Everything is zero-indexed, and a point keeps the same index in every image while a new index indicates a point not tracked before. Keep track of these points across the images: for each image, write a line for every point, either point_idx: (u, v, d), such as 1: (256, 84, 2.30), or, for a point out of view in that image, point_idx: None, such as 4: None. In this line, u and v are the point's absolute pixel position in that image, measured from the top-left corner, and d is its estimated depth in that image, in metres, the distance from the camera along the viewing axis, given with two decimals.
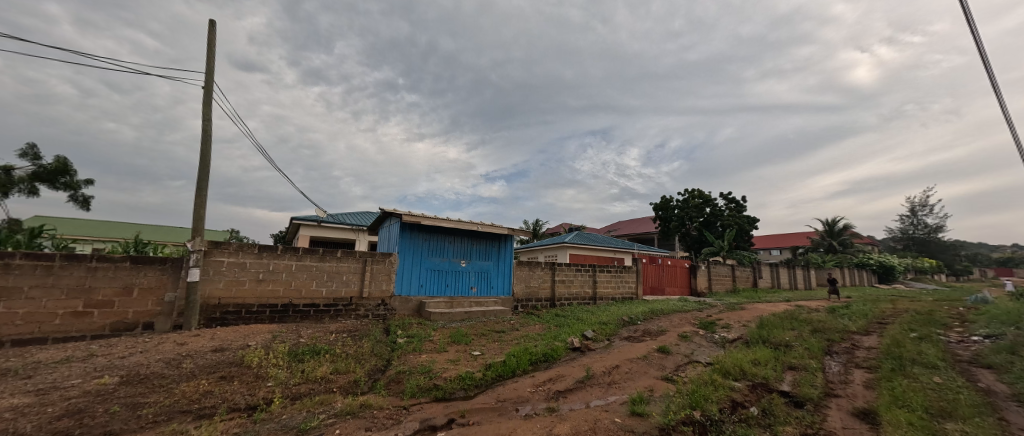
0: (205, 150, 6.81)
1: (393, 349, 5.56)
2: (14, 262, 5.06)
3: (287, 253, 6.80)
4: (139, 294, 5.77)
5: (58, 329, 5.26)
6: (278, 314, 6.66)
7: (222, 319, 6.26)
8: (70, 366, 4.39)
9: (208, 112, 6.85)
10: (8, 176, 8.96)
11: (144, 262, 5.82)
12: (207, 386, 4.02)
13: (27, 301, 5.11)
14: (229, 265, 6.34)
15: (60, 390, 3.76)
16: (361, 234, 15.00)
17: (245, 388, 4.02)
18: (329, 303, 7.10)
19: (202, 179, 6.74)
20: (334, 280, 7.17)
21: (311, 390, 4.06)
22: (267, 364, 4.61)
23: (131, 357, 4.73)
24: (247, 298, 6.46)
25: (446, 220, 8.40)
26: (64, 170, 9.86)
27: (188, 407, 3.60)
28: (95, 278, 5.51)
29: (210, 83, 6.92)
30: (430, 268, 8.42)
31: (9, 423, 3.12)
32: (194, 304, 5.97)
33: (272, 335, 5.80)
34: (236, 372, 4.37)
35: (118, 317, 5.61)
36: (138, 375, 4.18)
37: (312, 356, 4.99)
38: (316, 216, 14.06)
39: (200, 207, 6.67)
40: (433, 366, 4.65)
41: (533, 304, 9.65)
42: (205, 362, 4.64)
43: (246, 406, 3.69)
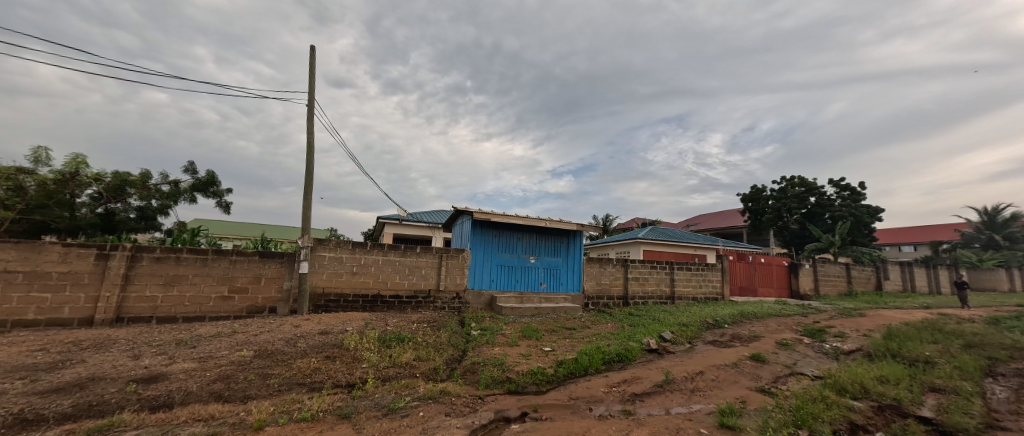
0: (309, 158, 7.78)
1: (468, 340, 5.80)
2: (181, 255, 6.32)
3: (376, 248, 7.48)
4: (265, 282, 6.83)
5: (212, 309, 6.48)
6: (369, 303, 7.38)
7: (326, 306, 7.15)
8: (217, 340, 5.37)
9: (310, 125, 7.83)
10: (176, 187, 11.22)
11: (268, 256, 6.85)
12: (317, 362, 4.61)
13: (191, 286, 6.37)
14: (330, 259, 7.19)
15: (214, 359, 4.62)
16: (437, 230, 15.98)
17: (344, 368, 4.52)
18: (411, 295, 7.66)
19: (307, 183, 7.73)
20: (414, 274, 7.71)
21: (398, 374, 4.41)
22: (361, 348, 5.12)
23: (261, 335, 5.63)
24: (344, 289, 7.26)
25: (516, 216, 8.53)
26: (212, 182, 12.04)
27: (303, 380, 4.16)
28: (234, 269, 6.64)
29: (312, 100, 7.90)
30: (500, 264, 8.62)
31: (182, 382, 3.92)
32: (305, 292, 6.89)
33: (365, 322, 6.44)
34: (338, 353, 4.94)
35: (251, 301, 6.71)
36: (267, 350, 4.95)
37: (397, 343, 5.43)
38: (398, 215, 15.31)
39: (307, 209, 7.66)
40: (506, 360, 4.73)
41: (604, 301, 9.32)
42: (315, 342, 5.33)
43: (346, 383, 4.15)
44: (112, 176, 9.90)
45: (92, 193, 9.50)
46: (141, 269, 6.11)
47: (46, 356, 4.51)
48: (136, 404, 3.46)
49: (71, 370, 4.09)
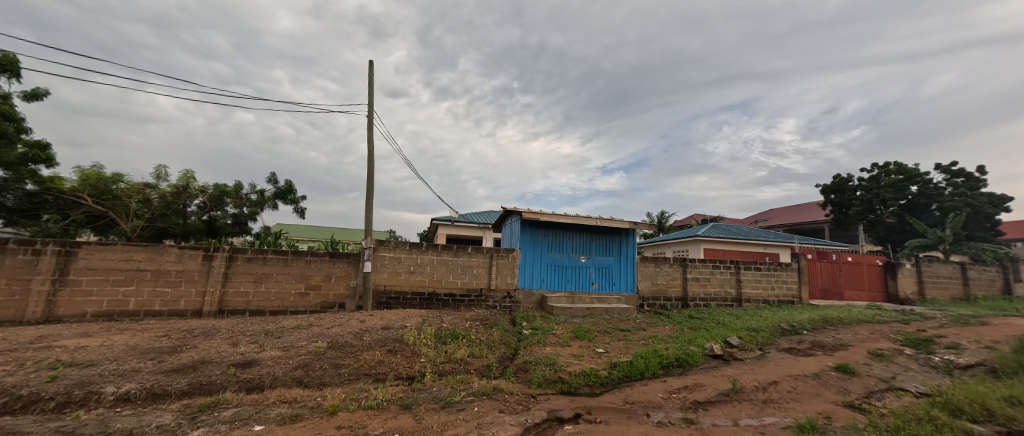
0: (369, 165, 8.34)
1: (520, 339, 5.83)
2: (267, 256, 7.09)
3: (430, 248, 7.80)
4: (335, 280, 7.43)
5: (292, 304, 7.18)
6: (426, 300, 7.72)
7: (387, 303, 7.60)
8: (297, 331, 5.95)
9: (370, 134, 8.38)
10: (262, 196, 12.62)
11: (337, 256, 7.45)
12: (381, 355, 4.91)
13: (276, 283, 7.12)
14: (390, 259, 7.64)
15: (295, 348, 5.12)
16: (487, 231, 16.29)
17: (404, 361, 4.77)
18: (464, 293, 7.88)
19: (369, 188, 8.28)
20: (467, 273, 7.92)
21: (454, 369, 4.56)
22: (419, 343, 5.37)
23: (332, 328, 6.12)
24: (403, 287, 7.67)
25: (566, 215, 8.43)
26: (290, 190, 13.38)
27: (369, 371, 4.45)
28: (309, 268, 7.30)
29: (371, 111, 8.46)
30: (550, 263, 8.56)
31: (270, 367, 4.40)
32: (369, 290, 7.39)
33: (422, 319, 6.74)
34: (398, 348, 5.22)
35: (324, 297, 7.34)
36: (338, 342, 5.38)
37: (452, 340, 5.61)
38: (451, 216, 15.84)
39: (370, 212, 8.21)
40: (558, 360, 4.69)
41: (661, 303, 8.86)
42: (378, 336, 5.68)
43: (407, 376, 4.37)
44: (214, 187, 11.34)
45: (198, 203, 11.01)
46: (236, 268, 6.96)
47: (165, 341, 5.32)
48: (236, 385, 3.96)
49: (185, 354, 4.78)
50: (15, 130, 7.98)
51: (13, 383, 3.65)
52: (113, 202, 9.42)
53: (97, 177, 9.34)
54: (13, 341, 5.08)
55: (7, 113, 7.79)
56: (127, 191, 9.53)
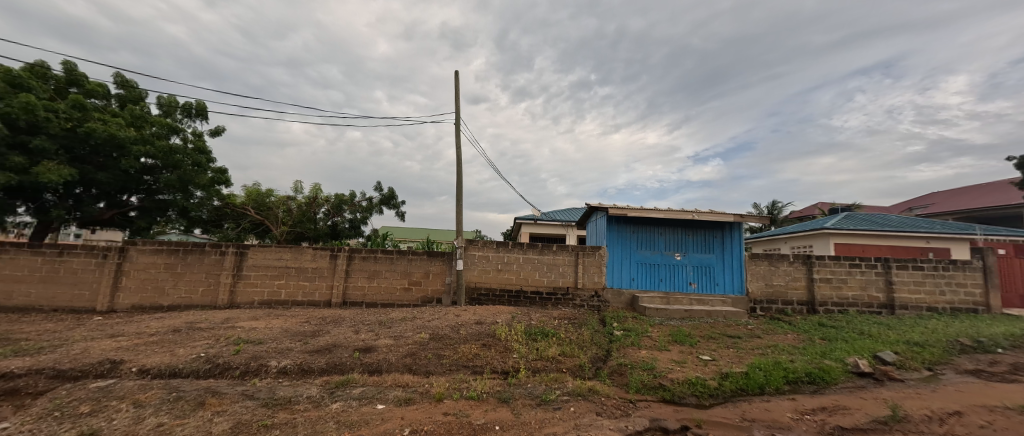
0: (458, 170, 8.90)
1: (611, 340, 5.61)
2: (377, 255, 8.08)
3: (516, 247, 8.01)
4: (432, 277, 8.10)
5: (398, 298, 8.04)
6: (514, 297, 7.93)
7: (479, 299, 8.01)
8: (404, 323, 6.64)
9: (458, 140, 8.93)
10: (371, 202, 14.40)
11: (433, 255, 8.12)
12: (477, 349, 5.20)
13: (385, 279, 8.05)
14: (479, 257, 8.06)
15: (403, 338, 5.72)
16: (571, 228, 16.08)
17: (498, 356, 4.97)
18: (550, 291, 7.88)
19: (459, 191, 8.83)
20: (552, 271, 7.91)
21: (546, 367, 4.60)
22: (510, 339, 5.55)
23: (432, 321, 6.67)
24: (493, 284, 8.01)
25: (658, 209, 7.86)
26: (392, 196, 15.01)
27: (467, 363, 4.75)
28: (411, 265, 8.09)
29: (458, 118, 9.02)
30: (641, 262, 8.08)
31: (385, 354, 4.99)
32: (463, 286, 7.88)
33: (511, 315, 6.94)
34: (492, 342, 5.46)
35: (423, 292, 8.05)
36: (438, 334, 5.85)
37: (542, 337, 5.66)
38: (534, 215, 16.03)
39: (460, 214, 8.75)
40: (656, 365, 4.39)
41: (780, 307, 7.67)
42: (472, 331, 6.02)
43: (502, 370, 4.55)
44: (335, 197, 13.26)
45: (324, 211, 13.01)
46: (354, 266, 8.05)
47: (306, 326, 6.41)
48: (361, 367, 4.59)
49: (322, 338, 5.70)
50: (207, 160, 10.38)
51: (213, 353, 4.78)
52: (267, 212, 11.96)
53: (257, 194, 11.99)
54: (210, 321, 6.65)
55: (201, 147, 10.17)
56: (276, 203, 12.08)
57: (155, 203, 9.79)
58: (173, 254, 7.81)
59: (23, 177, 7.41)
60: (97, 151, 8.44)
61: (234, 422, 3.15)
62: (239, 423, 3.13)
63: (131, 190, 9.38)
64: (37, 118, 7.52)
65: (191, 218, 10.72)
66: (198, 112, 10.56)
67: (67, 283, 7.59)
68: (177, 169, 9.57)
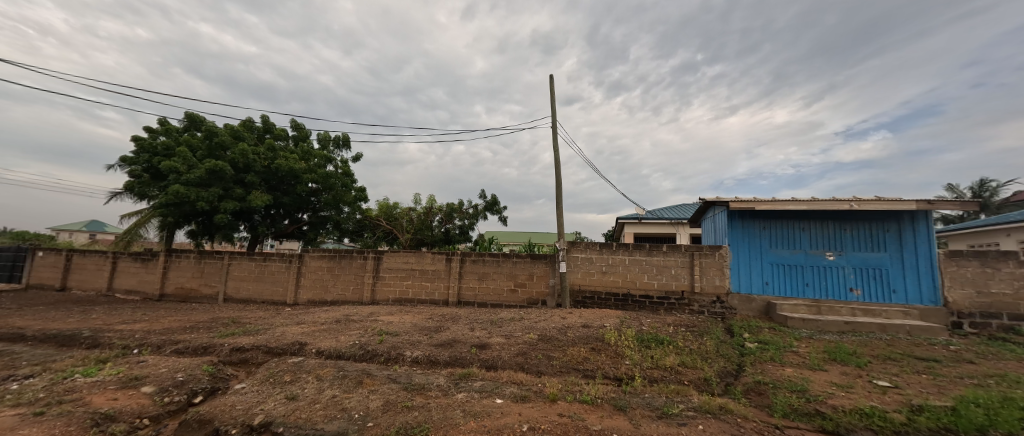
0: (558, 172, 8.94)
1: (743, 354, 4.90)
2: (485, 258, 8.63)
3: (621, 248, 7.64)
4: (537, 279, 8.27)
5: (505, 299, 8.44)
6: (621, 301, 7.57)
7: (583, 302, 7.88)
8: (513, 323, 6.92)
9: (556, 143, 8.99)
10: (477, 209, 15.47)
11: (537, 257, 8.30)
12: (586, 352, 5.11)
13: (493, 280, 8.54)
14: (582, 259, 7.93)
15: (513, 337, 5.97)
16: (682, 227, 14.65)
17: (610, 361, 4.80)
18: (662, 295, 7.28)
19: (559, 194, 8.87)
20: (664, 274, 7.30)
21: (664, 377, 4.25)
22: (621, 344, 5.31)
23: (540, 323, 6.80)
24: (598, 286, 7.79)
25: (798, 200, 6.62)
26: (495, 202, 15.87)
27: (577, 366, 4.71)
28: (516, 268, 8.40)
29: (556, 121, 9.09)
30: (777, 263, 6.91)
31: (498, 351, 5.28)
32: (567, 289, 7.86)
33: (620, 320, 6.63)
34: (601, 347, 5.30)
35: (529, 294, 8.28)
36: (546, 335, 5.93)
37: (657, 345, 5.26)
38: (638, 214, 15.06)
39: (561, 216, 8.77)
40: (809, 387, 3.67)
41: (1005, 324, 5.66)
42: (580, 334, 5.93)
43: (614, 376, 4.38)
44: (446, 206, 14.61)
45: (438, 218, 14.44)
46: (465, 268, 8.75)
47: (431, 322, 7.20)
48: (478, 363, 4.94)
49: (444, 333, 6.33)
50: (352, 181, 12.55)
51: (363, 341, 5.72)
52: (395, 221, 13.85)
53: (386, 207, 13.97)
54: (358, 314, 7.99)
55: (347, 171, 12.34)
56: (401, 214, 13.96)
57: (318, 218, 12.21)
58: (331, 259, 9.64)
59: (243, 203, 10.12)
60: (283, 180, 10.98)
61: (383, 400, 3.71)
62: (386, 401, 3.68)
63: (303, 209, 11.90)
64: (248, 160, 10.17)
65: (342, 229, 13.06)
66: (344, 143, 12.85)
67: (268, 282, 10.01)
68: (332, 190, 11.82)
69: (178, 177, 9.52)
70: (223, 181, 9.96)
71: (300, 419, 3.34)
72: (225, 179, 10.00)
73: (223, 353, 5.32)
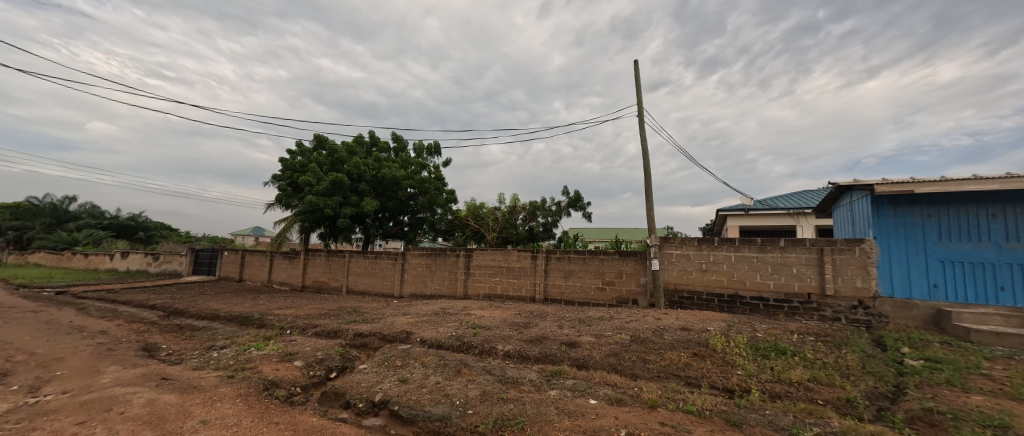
0: (646, 163, 8.35)
1: (901, 374, 3.95)
2: (570, 256, 8.51)
3: (725, 244, 6.82)
4: (626, 277, 7.86)
5: (593, 297, 8.20)
6: (727, 304, 6.74)
7: (680, 302, 7.23)
8: (602, 322, 6.68)
9: (643, 132, 8.42)
10: (560, 206, 15.34)
11: (625, 254, 7.89)
12: (687, 358, 4.66)
13: (579, 278, 8.37)
14: (678, 256, 7.29)
15: (605, 337, 5.75)
16: (804, 219, 12.41)
17: (717, 369, 4.31)
18: (781, 298, 6.29)
19: (649, 186, 8.29)
20: (782, 273, 6.31)
21: (790, 393, 3.65)
22: (730, 352, 4.72)
23: (631, 323, 6.45)
24: (697, 286, 7.08)
25: (980, 179, 5.11)
26: (578, 199, 15.55)
27: (677, 372, 4.33)
28: (603, 265, 8.11)
29: (642, 109, 8.51)
30: (950, 261, 5.45)
31: (589, 351, 5.13)
32: (660, 288, 7.30)
33: (727, 324, 5.92)
34: (705, 353, 4.78)
35: (618, 293, 7.92)
36: (640, 337, 5.58)
37: (777, 355, 4.55)
38: (744, 205, 13.28)
39: (652, 211, 8.19)
40: (1013, 424, 2.79)
41: None
42: (679, 337, 5.44)
43: (724, 388, 3.91)
44: (529, 204, 14.80)
45: (522, 217, 14.72)
46: (551, 265, 8.75)
47: (519, 318, 7.37)
48: (569, 361, 4.88)
49: (533, 329, 6.41)
50: (443, 185, 13.54)
51: (459, 333, 6.09)
52: (481, 220, 14.40)
53: (474, 207, 14.66)
54: (454, 308, 8.57)
55: (439, 175, 13.33)
56: (487, 213, 14.48)
57: (417, 220, 13.41)
58: (428, 257, 10.51)
59: (357, 209, 11.64)
60: (387, 187, 12.34)
61: (480, 390, 3.89)
62: (483, 392, 3.85)
63: (404, 212, 13.20)
64: (360, 171, 11.66)
65: (436, 229, 14.12)
66: (435, 150, 13.89)
67: (378, 277, 11.35)
68: (427, 194, 12.93)
69: (310, 189, 11.38)
70: (342, 190, 11.57)
71: (411, 400, 3.70)
72: (343, 188, 11.61)
73: (349, 338, 6.18)
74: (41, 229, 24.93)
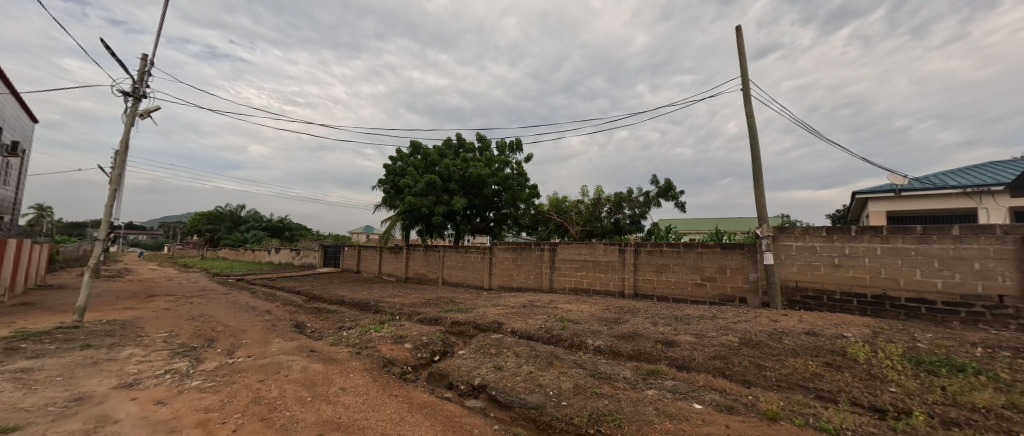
0: (753, 143, 7.34)
1: None
2: (663, 249, 7.94)
3: (867, 234, 5.65)
4: (731, 272, 7.05)
5: (691, 293, 7.54)
6: (871, 306, 5.58)
7: (804, 302, 6.21)
8: (703, 321, 6.11)
9: (749, 107, 7.40)
10: (649, 196, 14.41)
11: (729, 247, 7.08)
12: (817, 368, 4.00)
13: (674, 273, 7.77)
14: (799, 249, 6.28)
15: (708, 338, 5.24)
16: (990, 200, 9.57)
17: (860, 384, 3.61)
18: (952, 301, 4.99)
19: (757, 170, 7.28)
20: (955, 269, 5.00)
21: (974, 421, 2.88)
22: (877, 364, 3.91)
23: (740, 324, 5.77)
24: (827, 284, 6.00)
25: None
26: (669, 187, 14.40)
27: (805, 383, 3.74)
28: (702, 259, 7.40)
29: (746, 81, 7.48)
30: None
31: (690, 351, 4.74)
32: (775, 285, 6.38)
33: (870, 330, 4.91)
34: (842, 363, 4.03)
35: (721, 290, 7.14)
36: (753, 340, 4.96)
37: (950, 373, 3.63)
38: (891, 186, 10.79)
39: (762, 197, 7.19)
40: None
41: None
42: (804, 343, 4.68)
43: (871, 406, 3.26)
44: (614, 195, 14.21)
45: (607, 209, 14.20)
46: (641, 259, 8.29)
47: (609, 313, 7.16)
48: (667, 360, 4.58)
49: (624, 325, 6.17)
50: (526, 180, 13.83)
51: (548, 326, 6.16)
52: (564, 214, 14.26)
53: (557, 201, 14.63)
54: (541, 301, 8.70)
55: (522, 171, 13.63)
56: (570, 207, 14.27)
57: (502, 215, 13.88)
58: (514, 251, 10.83)
59: (450, 207, 12.54)
60: (475, 185, 13.03)
61: (574, 384, 3.89)
62: (576, 385, 3.85)
63: (490, 209, 13.81)
64: (450, 172, 12.53)
65: (520, 223, 14.47)
66: (517, 147, 14.20)
67: (470, 270, 12.08)
68: (511, 190, 13.39)
69: (410, 190, 12.60)
70: (435, 191, 12.59)
71: (507, 386, 3.88)
72: (436, 188, 12.62)
73: (448, 325, 6.73)
74: (224, 230, 32.30)
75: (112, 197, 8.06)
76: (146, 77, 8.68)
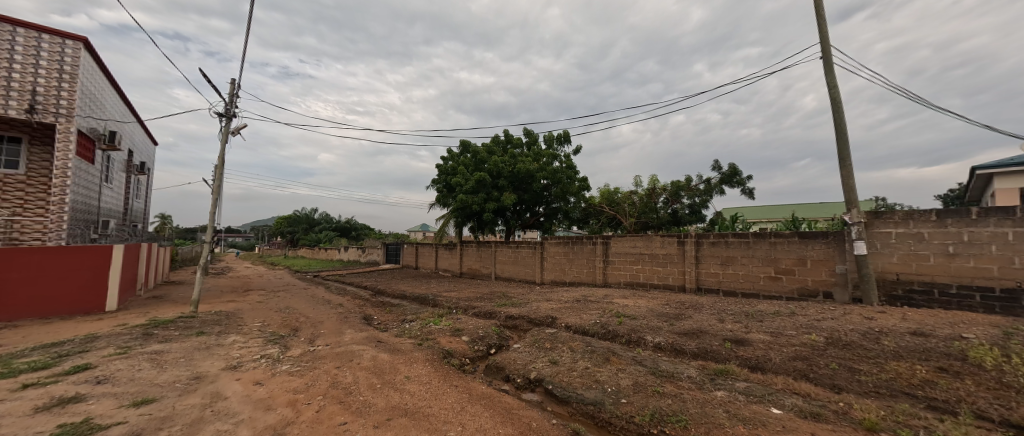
0: (836, 117, 6.47)
1: None
2: (730, 240, 7.33)
3: (995, 217, 4.72)
4: (813, 264, 6.31)
5: (763, 288, 6.89)
6: (1001, 303, 4.67)
7: (907, 298, 5.37)
8: (779, 318, 5.55)
9: (831, 78, 6.53)
10: (710, 183, 13.41)
11: (810, 237, 6.33)
12: (927, 373, 3.44)
13: (743, 265, 7.15)
14: (900, 236, 5.43)
15: (786, 336, 4.75)
16: None
17: (986, 394, 3.04)
18: None
19: (843, 148, 6.41)
20: None
21: None
22: (1009, 371, 3.27)
23: (826, 322, 5.14)
24: (938, 277, 5.13)
25: None
26: (734, 173, 13.26)
27: (911, 391, 3.24)
28: (777, 250, 6.72)
29: (827, 48, 6.60)
30: None
31: (764, 351, 4.33)
32: (869, 279, 5.58)
33: (1000, 331, 4.11)
34: (961, 369, 3.43)
35: (801, 283, 6.43)
36: (841, 339, 4.40)
37: None
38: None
39: (850, 179, 6.33)
40: None
41: None
42: (909, 344, 4.05)
43: (1004, 421, 2.73)
44: (671, 184, 13.44)
45: (663, 199, 13.47)
46: (703, 251, 7.74)
47: (668, 309, 6.79)
48: (738, 360, 4.23)
49: (686, 322, 5.82)
50: (576, 173, 13.58)
51: (604, 321, 6.01)
52: (617, 206, 13.78)
53: (608, 193, 14.19)
54: (595, 295, 8.52)
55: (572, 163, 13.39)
56: (623, 198, 13.75)
57: (552, 209, 13.76)
58: (566, 245, 10.70)
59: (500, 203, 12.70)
60: (524, 180, 13.05)
61: (633, 381, 3.75)
62: (636, 383, 3.71)
63: (540, 203, 13.76)
64: (499, 169, 12.68)
65: (571, 217, 14.24)
66: (566, 139, 13.95)
67: (522, 265, 12.16)
68: (561, 184, 13.21)
69: (462, 189, 12.96)
70: (486, 187, 12.82)
71: (564, 381, 3.85)
72: (487, 185, 12.85)
73: (502, 319, 6.84)
74: (303, 231, 35.90)
75: (214, 205, 9.33)
76: (235, 98, 9.87)
